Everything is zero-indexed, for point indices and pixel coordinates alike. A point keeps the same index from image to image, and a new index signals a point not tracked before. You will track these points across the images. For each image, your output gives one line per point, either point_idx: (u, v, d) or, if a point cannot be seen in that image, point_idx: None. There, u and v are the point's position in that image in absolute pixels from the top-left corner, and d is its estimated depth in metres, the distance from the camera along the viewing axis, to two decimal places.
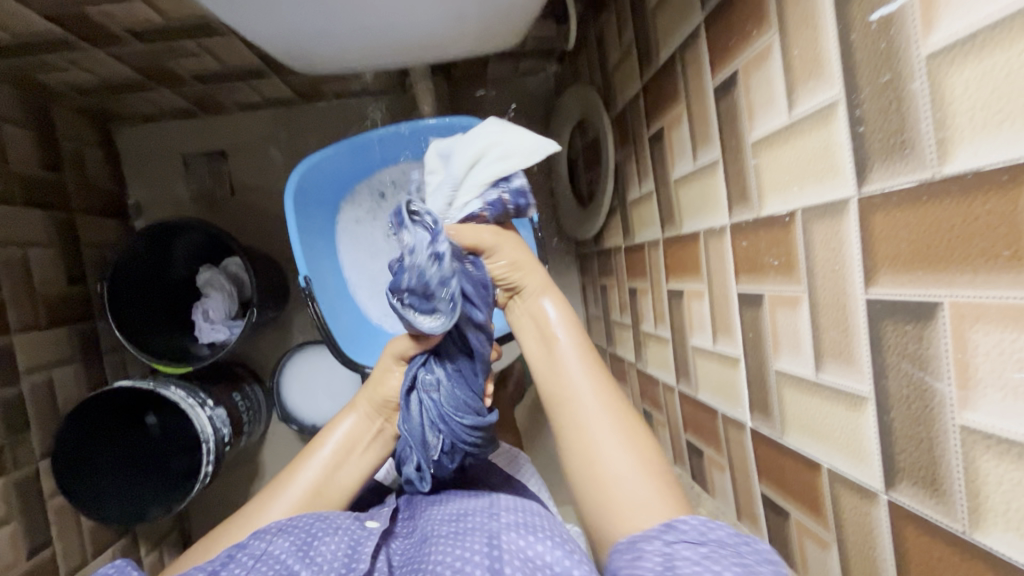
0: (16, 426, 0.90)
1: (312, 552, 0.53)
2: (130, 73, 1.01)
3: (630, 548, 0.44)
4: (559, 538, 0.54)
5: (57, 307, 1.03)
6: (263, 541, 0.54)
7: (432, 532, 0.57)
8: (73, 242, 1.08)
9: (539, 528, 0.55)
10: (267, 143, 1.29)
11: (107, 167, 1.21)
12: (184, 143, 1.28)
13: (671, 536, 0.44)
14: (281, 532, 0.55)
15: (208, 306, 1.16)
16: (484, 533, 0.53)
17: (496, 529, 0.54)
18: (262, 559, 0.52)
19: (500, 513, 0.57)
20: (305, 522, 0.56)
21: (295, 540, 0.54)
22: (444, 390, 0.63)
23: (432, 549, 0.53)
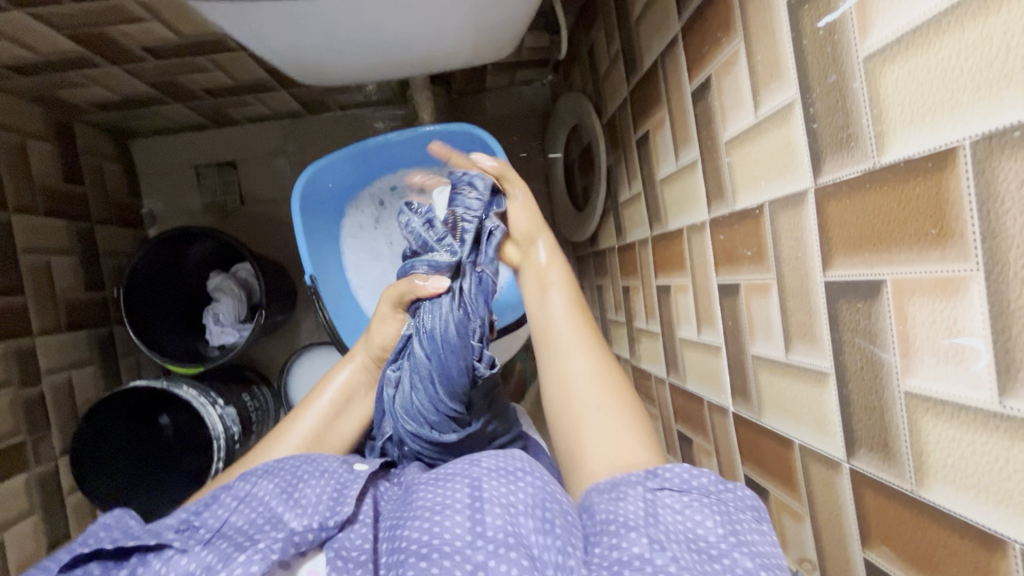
0: (38, 424, 0.95)
1: (296, 494, 0.57)
2: (145, 88, 1.06)
3: (610, 490, 0.48)
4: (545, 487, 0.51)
5: (76, 311, 1.08)
6: (250, 484, 0.58)
7: (416, 480, 0.58)
8: (91, 250, 1.14)
9: (526, 478, 0.52)
10: (274, 153, 1.34)
11: (122, 178, 1.27)
12: (195, 154, 1.33)
13: (653, 483, 0.48)
14: (266, 474, 0.59)
15: (219, 311, 1.21)
16: (466, 480, 0.51)
17: (479, 476, 0.51)
18: (247, 500, 0.57)
19: (483, 457, 0.55)
20: (290, 466, 0.60)
21: (279, 483, 0.58)
22: (398, 391, 0.67)
23: (416, 495, 0.54)
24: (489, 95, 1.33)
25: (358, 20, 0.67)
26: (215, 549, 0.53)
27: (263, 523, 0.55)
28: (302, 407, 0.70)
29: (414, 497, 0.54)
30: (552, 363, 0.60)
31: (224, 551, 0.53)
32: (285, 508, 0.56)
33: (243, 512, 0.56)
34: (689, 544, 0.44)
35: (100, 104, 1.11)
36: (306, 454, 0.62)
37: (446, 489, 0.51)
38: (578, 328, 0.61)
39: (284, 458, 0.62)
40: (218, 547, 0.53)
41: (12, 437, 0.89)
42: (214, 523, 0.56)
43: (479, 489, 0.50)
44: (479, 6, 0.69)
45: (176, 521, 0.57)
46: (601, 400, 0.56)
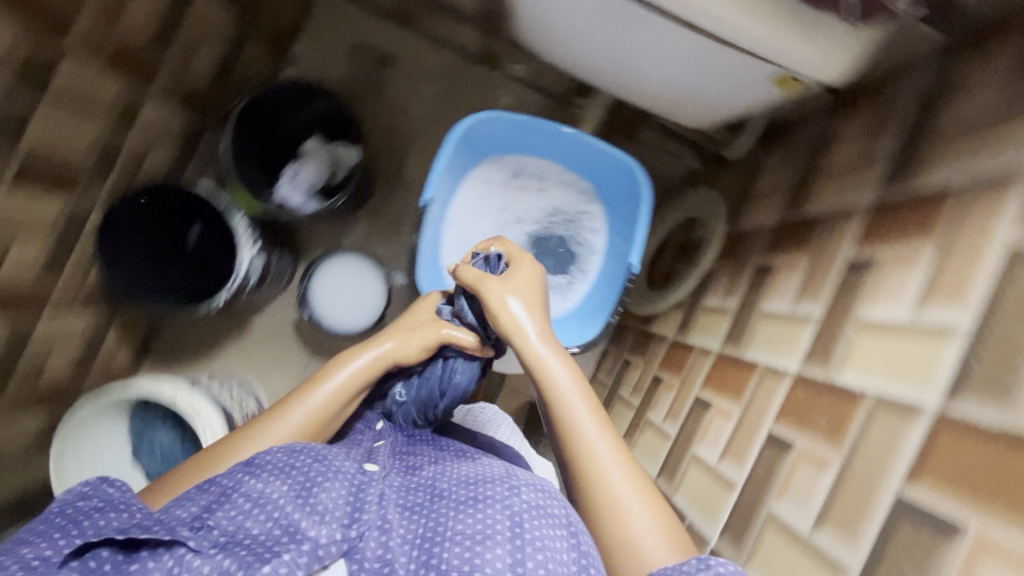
0: (102, 167, 0.95)
1: (310, 498, 0.54)
2: None
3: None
4: (572, 530, 0.55)
5: (191, 95, 1.09)
6: (261, 483, 0.54)
7: (443, 489, 0.60)
8: (234, 53, 1.16)
9: (555, 512, 0.56)
10: (428, 74, 1.37)
11: (294, 12, 1.30)
12: (364, 32, 1.36)
13: (698, 568, 0.47)
14: (280, 473, 0.55)
15: (300, 171, 1.24)
16: (505, 513, 0.55)
17: (519, 513, 0.54)
18: (260, 503, 0.52)
19: (522, 489, 0.58)
20: (301, 465, 0.57)
21: (292, 487, 0.54)
22: (403, 405, 0.78)
23: (445, 512, 0.57)
24: (632, 143, 1.36)
25: (617, 29, 0.70)
26: (235, 556, 0.47)
27: (280, 533, 0.51)
28: (307, 393, 0.68)
29: (439, 510, 0.57)
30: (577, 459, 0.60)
31: (244, 560, 0.47)
32: (302, 512, 0.52)
33: (255, 516, 0.51)
34: None
35: None
36: (314, 449, 0.59)
37: (485, 516, 0.54)
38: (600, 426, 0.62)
39: (294, 452, 0.58)
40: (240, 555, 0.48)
41: (75, 165, 0.89)
42: (224, 523, 0.50)
43: (518, 525, 0.53)
44: (717, 79, 0.72)
45: (186, 517, 0.51)
46: (647, 511, 0.57)
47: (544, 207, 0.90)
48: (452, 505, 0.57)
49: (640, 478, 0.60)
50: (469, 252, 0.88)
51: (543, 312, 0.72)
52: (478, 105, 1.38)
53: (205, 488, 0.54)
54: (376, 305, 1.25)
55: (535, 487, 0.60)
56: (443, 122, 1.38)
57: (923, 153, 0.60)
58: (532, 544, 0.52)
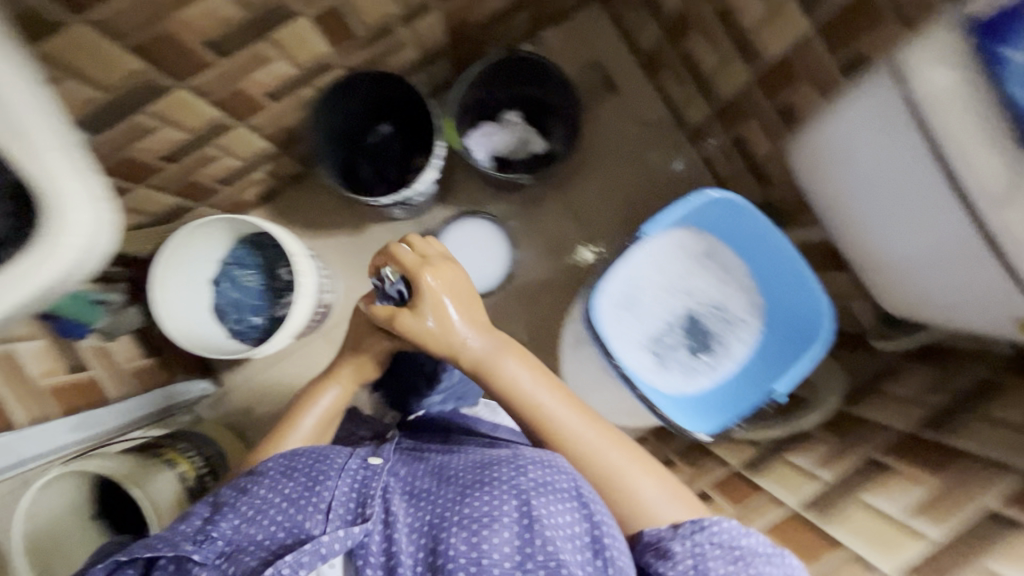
0: (368, 41, 1.01)
1: (316, 495, 0.69)
2: (673, 8, 1.17)
3: (668, 539, 0.68)
4: (575, 502, 0.67)
5: (460, 25, 1.16)
6: (268, 488, 0.69)
7: (451, 474, 0.72)
8: (508, 13, 1.23)
9: (558, 491, 0.67)
10: (636, 121, 1.45)
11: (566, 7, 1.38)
12: (607, 55, 1.44)
13: (699, 536, 0.66)
14: (285, 476, 0.70)
15: (492, 133, 1.31)
16: (512, 491, 0.66)
17: (524, 489, 0.66)
18: (255, 515, 0.66)
19: (526, 469, 0.69)
20: (302, 467, 0.72)
21: (295, 488, 0.69)
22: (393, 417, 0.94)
23: (450, 497, 0.68)
24: None
25: (918, 193, 0.70)
26: (236, 565, 0.63)
27: (291, 536, 0.66)
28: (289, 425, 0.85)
29: (447, 497, 0.68)
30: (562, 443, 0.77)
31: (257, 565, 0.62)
32: (309, 506, 0.68)
33: (267, 525, 0.66)
34: (728, 564, 0.64)
35: None
36: (313, 452, 0.75)
37: (494, 499, 0.66)
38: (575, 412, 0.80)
39: (293, 457, 0.73)
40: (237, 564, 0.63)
41: (358, 29, 0.96)
42: (218, 535, 0.65)
43: (524, 499, 0.65)
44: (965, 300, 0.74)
45: (192, 533, 0.65)
46: (653, 482, 0.75)
47: (715, 295, 0.92)
48: (456, 490, 0.69)
49: (603, 428, 0.79)
50: (629, 297, 0.89)
51: (468, 304, 0.84)
52: (661, 168, 1.45)
53: (188, 520, 0.68)
54: (491, 283, 1.32)
55: (538, 459, 0.71)
56: (625, 166, 1.44)
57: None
58: (540, 513, 0.64)
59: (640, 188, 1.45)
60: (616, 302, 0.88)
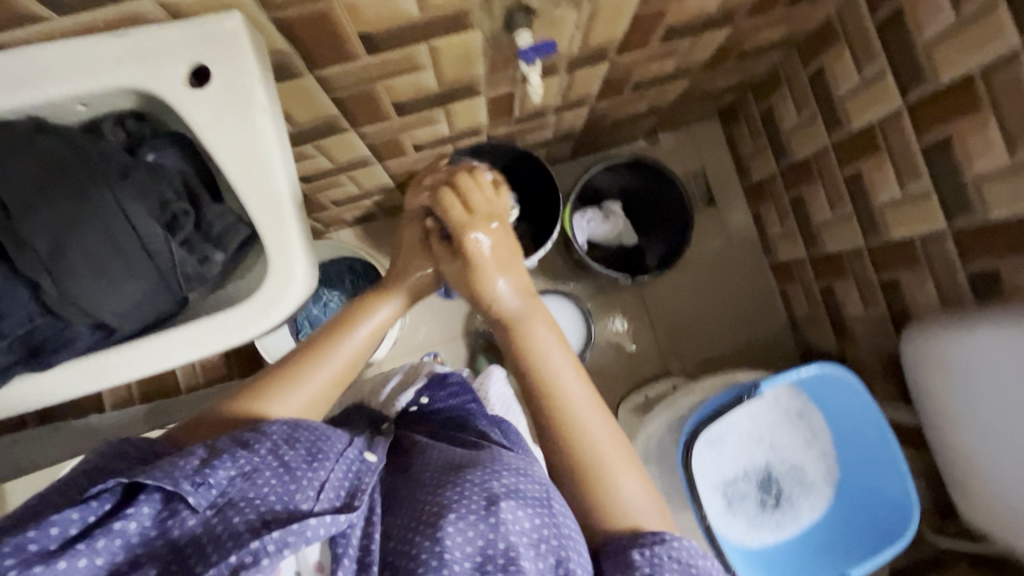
0: (516, 120, 1.05)
1: (297, 474, 0.52)
2: (799, 156, 1.21)
3: (621, 552, 0.59)
4: (548, 519, 0.57)
5: (596, 120, 1.20)
6: (245, 457, 0.52)
7: (426, 474, 0.63)
8: (640, 116, 1.28)
9: (534, 501, 0.58)
10: (725, 238, 1.48)
11: (688, 118, 1.42)
12: (713, 170, 1.48)
13: (659, 547, 0.58)
14: (282, 441, 0.54)
15: (594, 220, 1.34)
16: (483, 492, 0.57)
17: (496, 494, 0.57)
18: (203, 484, 0.48)
19: (500, 474, 0.60)
20: (299, 435, 0.55)
21: (247, 465, 0.51)
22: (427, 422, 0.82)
23: (423, 493, 0.60)
24: None
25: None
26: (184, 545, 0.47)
27: (253, 518, 0.49)
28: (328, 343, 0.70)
29: (427, 493, 0.60)
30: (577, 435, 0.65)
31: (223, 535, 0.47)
32: (300, 484, 0.52)
33: (253, 489, 0.50)
34: None
35: (767, 112, 1.27)
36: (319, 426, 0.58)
37: (464, 500, 0.57)
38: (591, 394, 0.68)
39: (297, 424, 0.57)
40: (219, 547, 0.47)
41: (514, 112, 1.00)
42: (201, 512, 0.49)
43: (492, 499, 0.56)
44: None
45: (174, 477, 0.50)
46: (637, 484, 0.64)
47: (795, 457, 0.92)
48: (431, 487, 0.60)
49: (614, 431, 0.66)
50: (726, 435, 0.91)
51: (513, 258, 0.80)
52: (738, 289, 1.47)
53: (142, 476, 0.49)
54: None
55: (514, 467, 0.62)
56: (704, 278, 1.47)
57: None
58: (508, 521, 0.55)
59: (713, 304, 1.47)
60: (716, 438, 0.90)
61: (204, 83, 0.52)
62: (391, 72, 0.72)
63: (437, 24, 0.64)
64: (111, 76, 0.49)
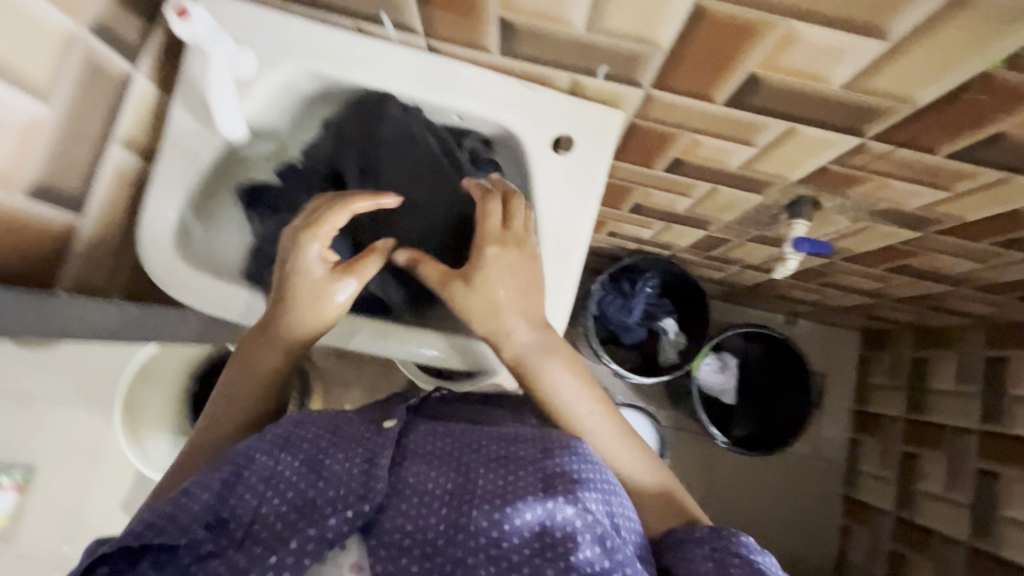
0: (706, 255, 1.08)
1: (323, 471, 0.46)
2: (936, 419, 1.18)
3: (682, 550, 0.46)
4: (604, 488, 0.47)
5: (764, 286, 1.22)
6: (270, 457, 0.46)
7: (460, 444, 0.50)
8: (800, 301, 1.28)
9: (589, 469, 0.47)
10: (813, 446, 1.44)
11: (836, 322, 1.42)
12: (833, 378, 1.46)
13: (716, 543, 0.45)
14: (286, 442, 0.47)
15: (713, 369, 1.33)
16: (538, 474, 0.46)
17: (553, 476, 0.45)
18: (269, 480, 0.45)
19: (555, 452, 0.48)
20: (314, 429, 0.49)
21: (304, 458, 0.46)
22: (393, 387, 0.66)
23: (461, 473, 0.47)
24: None
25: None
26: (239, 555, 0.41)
27: (296, 513, 0.44)
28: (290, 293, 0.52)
29: (468, 472, 0.47)
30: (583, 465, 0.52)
31: (258, 547, 0.41)
32: (319, 480, 0.45)
33: (271, 499, 0.44)
34: None
35: (921, 361, 1.26)
36: (323, 415, 0.52)
37: (517, 483, 0.45)
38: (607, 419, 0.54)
39: (304, 420, 0.50)
40: (260, 552, 0.41)
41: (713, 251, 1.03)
42: (242, 515, 0.43)
43: (551, 483, 0.45)
44: None
45: (204, 502, 0.43)
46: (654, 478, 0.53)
47: None
48: (472, 465, 0.48)
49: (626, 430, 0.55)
50: None
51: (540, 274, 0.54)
52: (803, 501, 1.42)
53: (190, 489, 0.44)
54: None
55: (572, 445, 0.49)
56: (774, 472, 1.43)
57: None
58: (564, 509, 0.43)
59: (773, 502, 1.42)
60: None
61: (564, 151, 0.57)
62: (662, 187, 0.77)
63: (738, 179, 0.69)
64: (502, 111, 0.56)
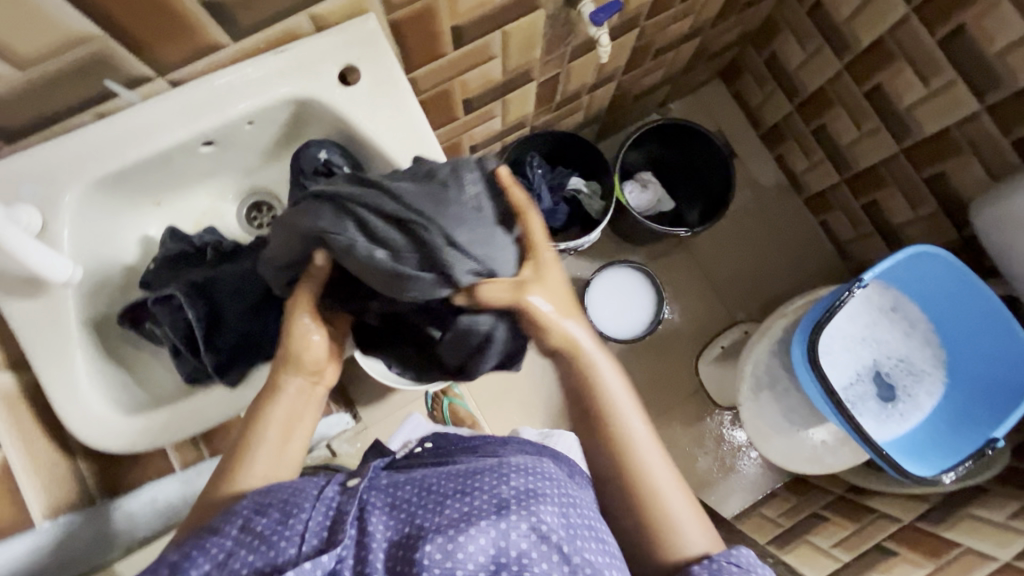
0: (556, 106, 1.12)
1: (291, 518, 0.48)
2: (810, 88, 1.29)
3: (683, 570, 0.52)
4: (562, 506, 0.51)
5: (619, 96, 1.28)
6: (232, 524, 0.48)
7: (432, 481, 0.53)
8: (653, 87, 1.35)
9: (544, 496, 0.51)
10: (753, 186, 1.54)
11: (691, 85, 1.51)
12: (726, 126, 1.55)
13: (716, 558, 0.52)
14: (259, 508, 0.49)
15: (637, 192, 1.38)
16: (492, 499, 0.50)
17: (506, 498, 0.49)
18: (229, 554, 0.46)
19: (510, 475, 0.52)
20: (278, 492, 0.50)
21: (276, 512, 0.49)
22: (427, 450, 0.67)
23: (433, 506, 0.50)
24: None
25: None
26: None
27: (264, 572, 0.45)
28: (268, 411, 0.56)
29: (433, 505, 0.50)
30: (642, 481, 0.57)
31: None
32: (280, 541, 0.47)
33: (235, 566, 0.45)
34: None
35: (770, 55, 1.35)
36: (287, 482, 0.53)
37: (472, 511, 0.49)
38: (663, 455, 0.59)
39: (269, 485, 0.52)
40: None
41: (556, 94, 1.06)
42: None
43: (504, 506, 0.49)
44: None
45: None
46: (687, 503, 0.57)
47: (898, 347, 0.96)
48: (440, 495, 0.51)
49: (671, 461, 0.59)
50: (840, 384, 0.94)
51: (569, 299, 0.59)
52: (781, 231, 1.52)
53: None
54: (633, 333, 1.32)
55: (525, 465, 0.54)
56: (744, 229, 1.52)
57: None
58: (519, 527, 0.48)
59: (761, 250, 1.51)
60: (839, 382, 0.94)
61: (355, 83, 0.57)
62: (467, 66, 0.79)
63: (510, 9, 0.72)
64: (280, 87, 0.55)
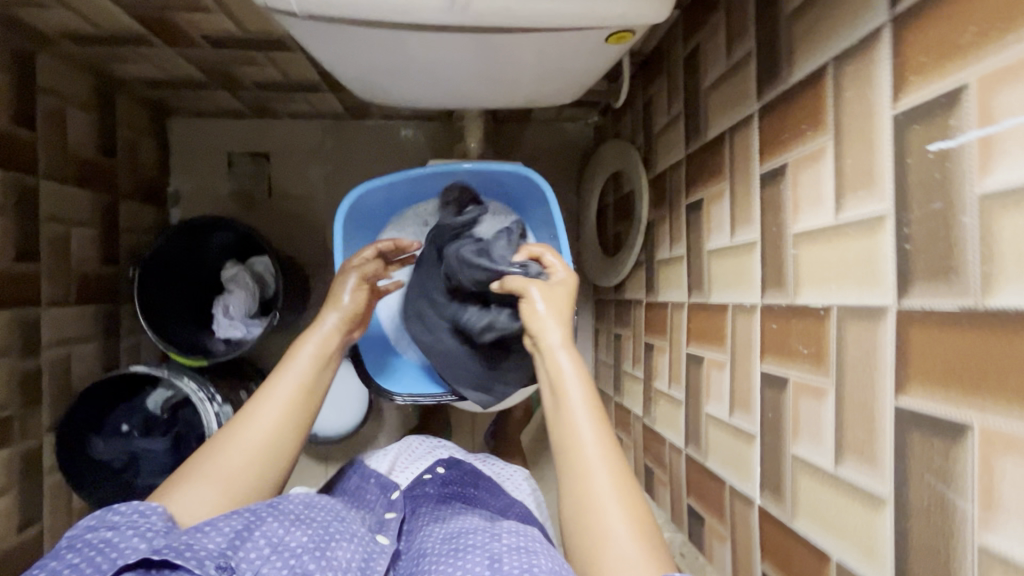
0: (33, 399, 0.91)
1: (327, 551, 0.52)
2: (195, 72, 1.06)
3: None
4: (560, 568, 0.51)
5: (90, 285, 1.05)
6: (273, 531, 0.52)
7: (432, 548, 0.57)
8: (112, 225, 1.11)
9: (538, 553, 0.52)
10: (311, 156, 1.34)
11: (157, 157, 1.26)
12: (231, 141, 1.32)
13: None
14: (293, 522, 0.54)
15: (230, 302, 1.17)
16: (484, 553, 0.52)
17: (500, 552, 0.52)
18: (277, 549, 0.51)
19: (500, 535, 0.56)
20: (321, 518, 0.56)
21: (311, 536, 0.53)
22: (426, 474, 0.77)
23: (429, 566, 0.54)
24: (534, 127, 1.33)
25: (430, 65, 0.67)
26: None
27: None
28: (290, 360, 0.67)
29: (426, 567, 0.54)
30: (567, 462, 0.58)
31: None
32: (310, 562, 0.50)
33: (270, 562, 0.49)
34: None
35: (147, 79, 1.10)
36: (331, 509, 0.59)
37: (461, 562, 0.51)
38: (601, 445, 0.58)
39: (311, 504, 0.58)
40: None
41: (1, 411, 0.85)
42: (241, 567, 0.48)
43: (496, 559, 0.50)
44: (549, 50, 0.64)
45: (213, 548, 0.48)
46: (625, 518, 0.52)
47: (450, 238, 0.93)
48: (438, 557, 0.54)
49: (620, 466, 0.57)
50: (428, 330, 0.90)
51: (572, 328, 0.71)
52: (374, 163, 1.35)
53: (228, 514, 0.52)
54: (364, 395, 1.19)
55: (518, 530, 0.58)
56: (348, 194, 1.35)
57: (742, 34, 0.64)
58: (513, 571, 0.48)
59: None
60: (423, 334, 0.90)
61: None
62: None
63: None
64: None
